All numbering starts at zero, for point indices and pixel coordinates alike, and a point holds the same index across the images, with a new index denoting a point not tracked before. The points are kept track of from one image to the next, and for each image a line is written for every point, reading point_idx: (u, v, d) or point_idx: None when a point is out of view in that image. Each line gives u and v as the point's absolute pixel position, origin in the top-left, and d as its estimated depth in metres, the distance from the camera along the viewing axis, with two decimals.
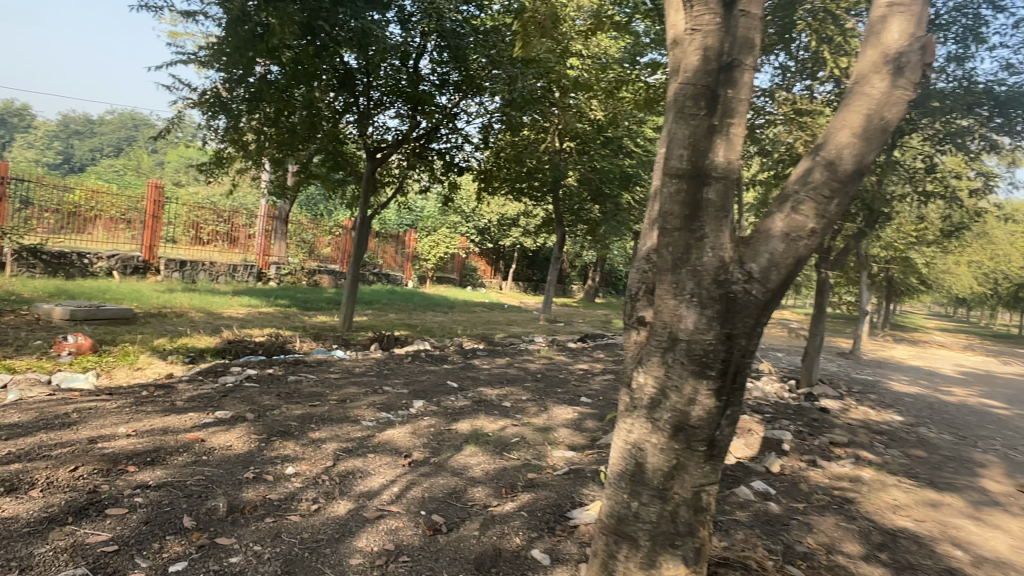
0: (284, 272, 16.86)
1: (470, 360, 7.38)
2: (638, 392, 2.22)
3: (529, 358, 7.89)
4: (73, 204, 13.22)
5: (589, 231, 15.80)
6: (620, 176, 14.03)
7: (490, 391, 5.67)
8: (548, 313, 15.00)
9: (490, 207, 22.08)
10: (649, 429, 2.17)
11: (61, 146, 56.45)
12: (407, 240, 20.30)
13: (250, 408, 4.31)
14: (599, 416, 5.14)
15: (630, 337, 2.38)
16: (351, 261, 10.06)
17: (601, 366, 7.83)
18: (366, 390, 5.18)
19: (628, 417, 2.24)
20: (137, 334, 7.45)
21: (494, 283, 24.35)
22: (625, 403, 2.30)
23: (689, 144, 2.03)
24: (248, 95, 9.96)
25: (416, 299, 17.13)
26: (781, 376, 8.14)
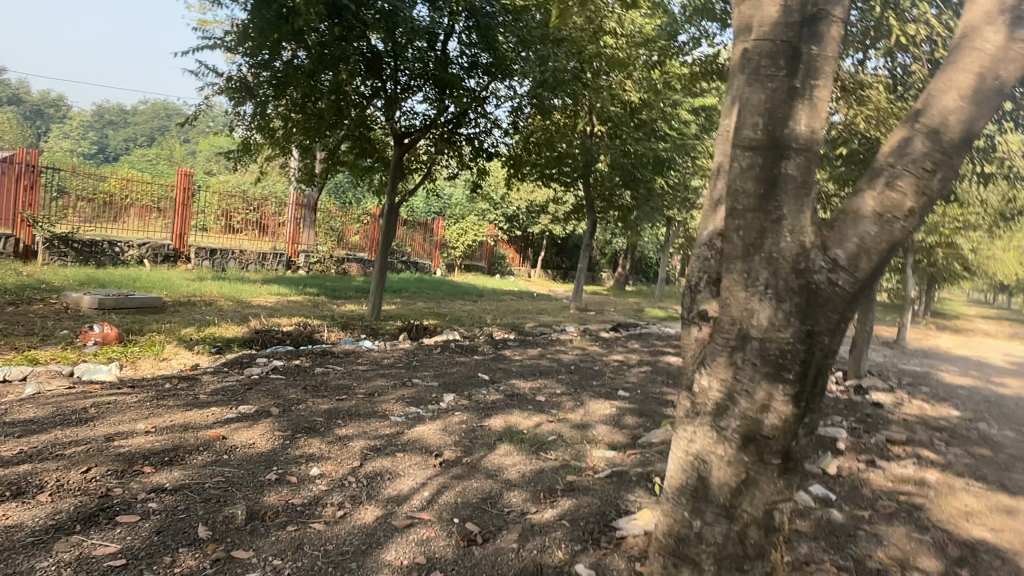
0: (313, 260, 16.80)
1: (501, 350, 7.14)
2: (702, 397, 1.95)
3: (561, 349, 7.62)
4: (107, 193, 13.41)
5: (621, 218, 15.45)
6: (654, 160, 13.65)
7: (523, 384, 5.43)
8: (579, 302, 14.69)
9: (519, 194, 21.79)
10: (715, 439, 1.90)
11: (96, 137, 57.39)
12: (436, 228, 20.13)
13: (274, 402, 4.12)
14: (639, 411, 4.86)
15: (690, 333, 2.11)
16: (379, 249, 9.86)
17: (637, 357, 7.54)
18: (395, 383, 4.98)
19: (690, 425, 1.98)
20: (164, 323, 7.36)
21: (523, 271, 24.10)
22: (685, 408, 2.04)
23: (765, 110, 1.76)
24: (274, 81, 9.80)
25: (445, 287, 16.95)
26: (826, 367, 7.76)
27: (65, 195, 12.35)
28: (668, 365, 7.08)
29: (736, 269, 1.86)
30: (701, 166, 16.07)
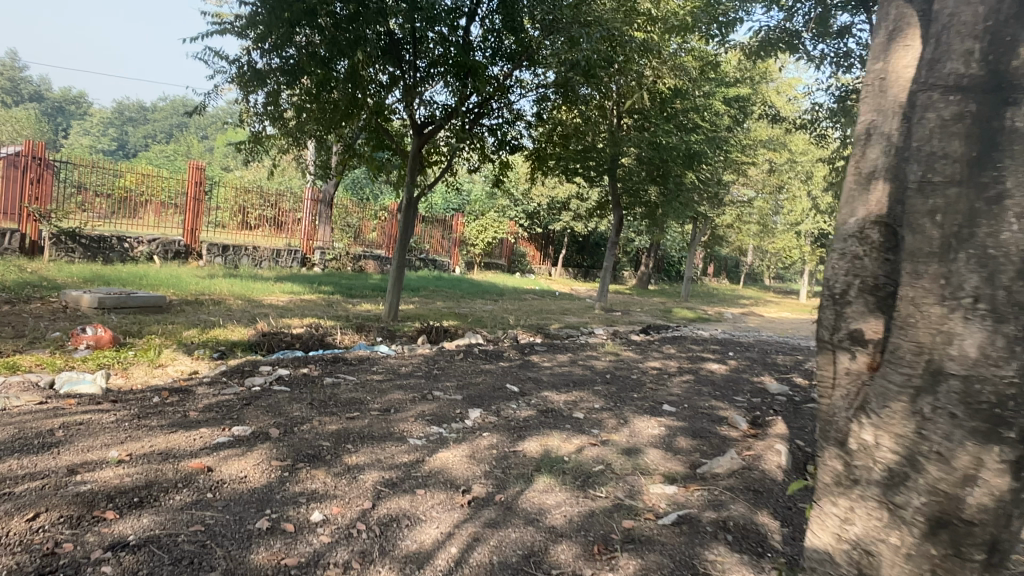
0: (329, 257, 16.32)
1: (528, 356, 6.55)
2: (867, 458, 1.45)
3: (593, 354, 7.01)
4: (124, 189, 12.97)
5: (649, 214, 14.79)
6: (686, 154, 12.99)
7: (556, 397, 4.82)
8: (604, 302, 14.06)
9: (540, 190, 21.17)
10: (888, 519, 1.40)
11: (116, 133, 57.58)
12: (455, 224, 19.60)
13: (275, 422, 3.55)
14: (692, 430, 4.25)
15: (843, 365, 1.66)
16: (397, 246, 9.31)
17: (676, 364, 6.91)
18: (413, 396, 4.40)
19: (848, 495, 1.50)
20: (167, 325, 6.88)
21: (543, 269, 23.49)
22: (837, 470, 1.55)
23: (986, 30, 1.35)
24: (287, 68, 9.26)
25: (464, 286, 16.39)
26: None
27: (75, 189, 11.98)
28: (710, 374, 6.45)
29: (930, 272, 1.36)
30: (731, 159, 15.38)
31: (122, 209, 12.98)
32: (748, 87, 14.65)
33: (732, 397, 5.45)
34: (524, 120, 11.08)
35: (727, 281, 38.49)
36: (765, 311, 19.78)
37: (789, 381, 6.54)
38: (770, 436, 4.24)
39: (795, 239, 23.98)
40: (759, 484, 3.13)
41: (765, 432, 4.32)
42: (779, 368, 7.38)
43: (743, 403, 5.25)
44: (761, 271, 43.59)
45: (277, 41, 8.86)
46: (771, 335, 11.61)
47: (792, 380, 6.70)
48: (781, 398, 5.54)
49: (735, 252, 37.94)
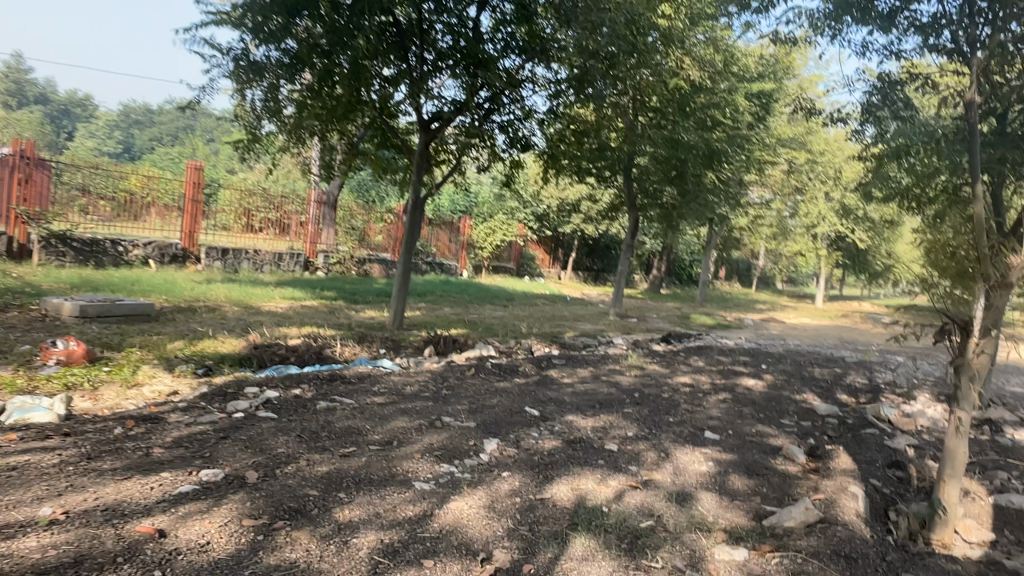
0: (332, 261, 15.74)
1: (546, 372, 5.94)
2: None
3: (615, 368, 6.42)
4: (128, 191, 12.52)
5: (665, 216, 14.19)
6: (706, 152, 12.39)
7: (582, 423, 4.22)
8: (619, 308, 13.45)
9: (550, 191, 20.57)
10: None
11: (122, 135, 57.25)
12: (463, 227, 19.06)
13: (256, 462, 2.96)
14: (745, 467, 3.64)
15: None
16: (402, 249, 8.72)
17: (708, 380, 6.30)
18: (420, 424, 3.81)
19: None
20: (152, 336, 6.31)
21: (553, 274, 22.89)
22: None
23: None
24: (286, 60, 8.71)
25: (473, 290, 15.81)
26: (937, 395, 6.41)
27: (73, 190, 11.56)
28: (747, 392, 5.84)
29: None
30: (752, 159, 14.78)
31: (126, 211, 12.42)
32: (771, 82, 14.03)
33: (779, 421, 4.84)
34: (536, 116, 10.54)
35: (739, 284, 37.80)
36: (783, 317, 19.12)
37: (835, 400, 5.91)
38: (837, 472, 3.64)
39: (811, 242, 23.32)
40: (851, 548, 2.52)
41: (829, 468, 3.72)
42: (818, 384, 6.75)
43: (793, 429, 4.63)
44: (773, 274, 42.86)
45: (275, 31, 8.30)
46: (797, 343, 10.96)
47: (836, 399, 6.08)
48: (832, 423, 4.93)
49: (747, 256, 37.29)
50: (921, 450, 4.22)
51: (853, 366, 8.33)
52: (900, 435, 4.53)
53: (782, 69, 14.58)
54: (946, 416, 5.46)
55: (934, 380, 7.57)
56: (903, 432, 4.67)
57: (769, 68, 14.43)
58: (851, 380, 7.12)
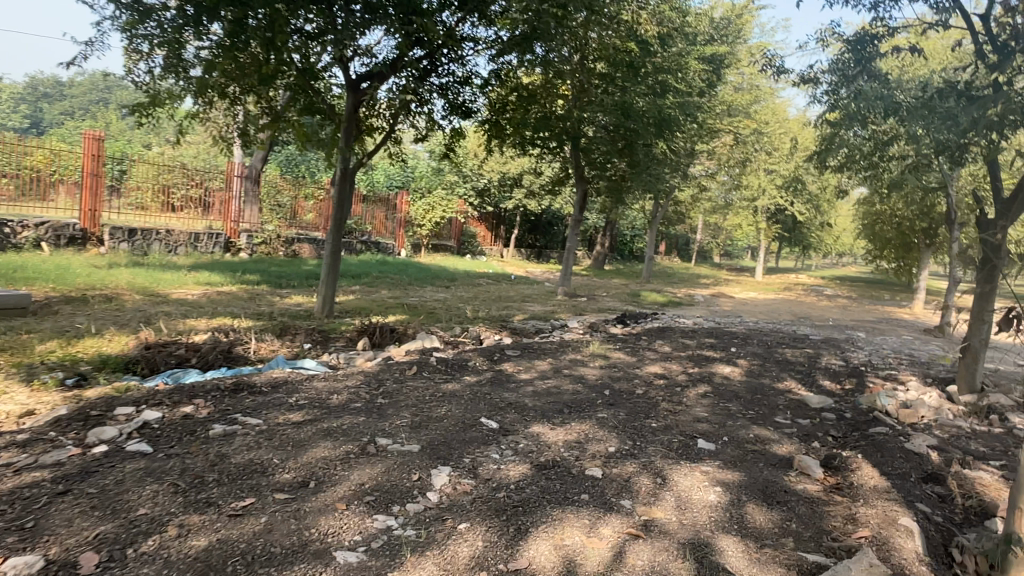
0: (257, 241, 14.43)
1: (499, 366, 5.12)
2: None
3: (576, 358, 5.66)
4: (32, 168, 11.32)
5: (614, 189, 13.52)
6: (657, 120, 11.73)
7: (552, 437, 3.42)
8: (567, 286, 12.77)
9: (491, 164, 19.66)
10: None
11: (28, 109, 53.05)
12: (399, 203, 17.96)
13: (98, 538, 2.05)
14: (759, 490, 2.92)
15: None
16: (330, 226, 7.69)
17: (680, 369, 5.61)
18: (348, 450, 2.94)
19: None
20: (20, 336, 5.17)
21: (495, 251, 22.07)
22: None
23: None
24: (189, 9, 7.50)
25: (412, 271, 14.82)
26: (922, 378, 5.90)
27: None
28: (727, 383, 5.16)
29: None
30: (702, 129, 14.25)
31: (29, 190, 11.34)
32: (723, 46, 13.51)
33: (774, 421, 4.16)
34: (476, 80, 9.68)
35: (678, 258, 37.79)
36: (728, 291, 18.89)
37: (821, 390, 5.31)
38: (868, 492, 2.96)
39: (752, 216, 23.25)
40: None
41: (857, 486, 3.04)
42: (794, 368, 6.17)
43: (792, 431, 3.97)
44: (711, 248, 43.15)
45: None
46: (754, 320, 10.50)
47: (820, 386, 5.49)
48: (831, 419, 4.30)
49: (687, 230, 37.32)
50: (946, 453, 3.60)
51: (820, 345, 7.84)
52: (914, 433, 3.92)
53: (733, 34, 14.10)
54: (942, 403, 4.93)
55: (907, 358, 7.13)
56: (913, 428, 4.07)
57: (719, 32, 13.91)
58: (827, 362, 6.58)
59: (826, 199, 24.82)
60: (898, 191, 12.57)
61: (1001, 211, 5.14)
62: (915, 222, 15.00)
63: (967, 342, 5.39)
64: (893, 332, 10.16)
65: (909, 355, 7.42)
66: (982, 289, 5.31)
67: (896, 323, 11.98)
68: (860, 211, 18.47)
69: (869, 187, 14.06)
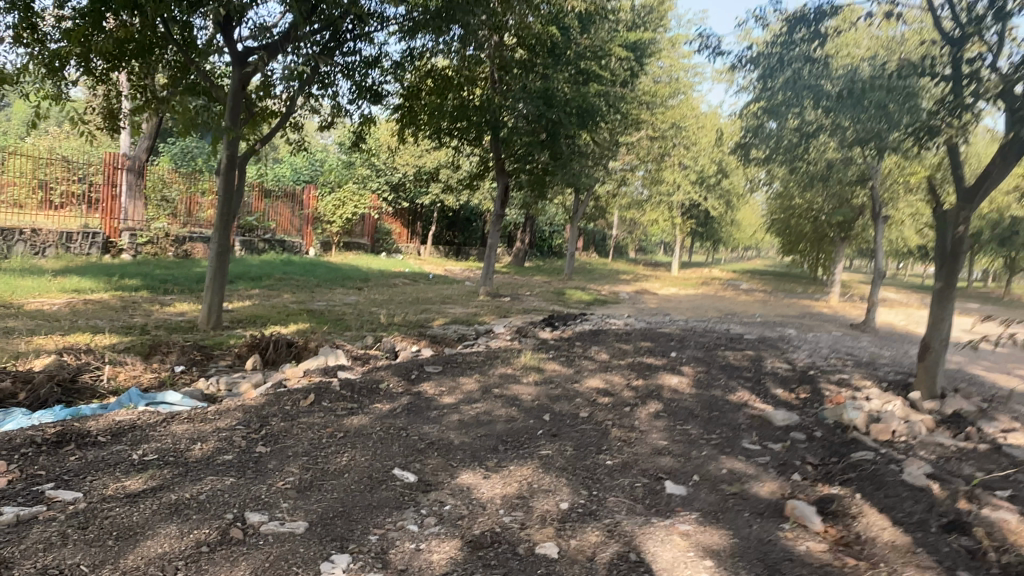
0: (141, 240, 12.87)
1: (416, 388, 4.28)
2: None
3: (507, 373, 4.90)
4: None
5: (537, 184, 12.88)
6: (580, 109, 11.14)
7: (486, 492, 2.65)
8: (489, 286, 12.01)
9: (404, 157, 18.67)
10: None
11: None
12: (306, 198, 17.06)
13: None
14: (758, 560, 2.25)
15: None
16: (216, 223, 6.63)
17: (623, 381, 4.94)
18: (202, 539, 2.09)
19: None
20: None
21: (411, 248, 21.08)
22: None
23: None
24: None
25: (320, 271, 13.71)
26: (878, 383, 5.47)
27: None
28: (678, 397, 4.53)
29: None
30: (625, 121, 13.82)
31: None
32: (645, 34, 13.10)
33: (744, 446, 3.53)
34: (386, 61, 8.80)
35: (596, 255, 37.77)
36: (650, 286, 18.67)
37: (780, 401, 4.76)
38: (890, 553, 2.35)
39: (669, 211, 23.25)
40: None
41: (871, 543, 2.42)
42: (743, 373, 5.63)
43: (769, 460, 3.35)
44: (627, 243, 43.45)
45: None
46: (684, 318, 10.08)
47: (776, 395, 4.96)
48: (803, 441, 3.72)
49: (604, 226, 37.35)
50: (949, 485, 3.07)
51: (759, 345, 7.39)
52: (905, 459, 3.38)
53: (654, 21, 13.75)
54: (908, 413, 4.49)
55: (851, 358, 6.77)
56: (897, 451, 3.54)
57: (641, 19, 13.53)
58: (772, 365, 6.10)
59: (739, 193, 25.17)
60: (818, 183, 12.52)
61: (962, 201, 4.82)
62: (830, 216, 15.15)
63: (927, 342, 5.00)
64: (821, 328, 9.96)
65: (850, 354, 7.09)
66: (942, 286, 4.94)
67: (820, 317, 11.88)
68: (775, 205, 18.64)
69: (788, 180, 14.04)
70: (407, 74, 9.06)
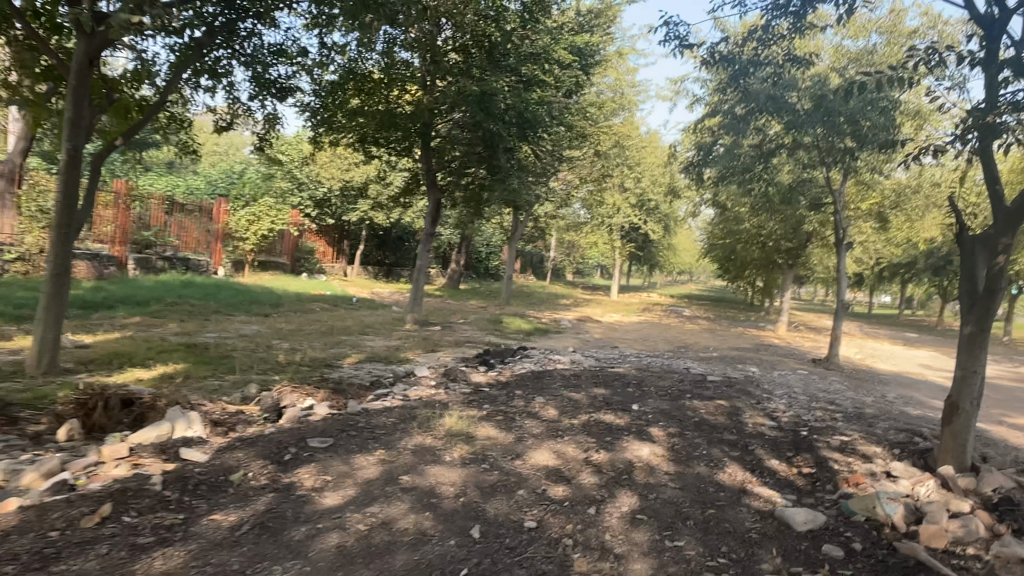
0: (8, 257, 10.88)
1: (286, 481, 2.95)
2: None
3: (423, 444, 3.61)
4: None
5: (472, 200, 11.66)
6: (521, 117, 9.98)
7: None
8: (417, 313, 10.67)
9: (329, 169, 17.19)
10: None
11: None
12: (216, 211, 15.25)
13: None
14: None
15: None
16: (54, 239, 5.16)
17: (578, 454, 3.72)
18: None
19: None
20: None
21: (335, 268, 19.53)
22: None
23: None
24: None
25: (224, 294, 12.08)
26: (891, 449, 4.40)
27: None
28: (656, 483, 3.34)
29: None
30: (568, 135, 12.82)
31: None
32: (592, 38, 12.13)
33: None
34: (295, 48, 7.43)
35: (533, 277, 36.84)
36: (592, 313, 17.71)
37: (784, 483, 3.63)
38: None
39: (608, 233, 22.50)
40: None
41: None
42: (724, 436, 4.50)
43: None
44: (564, 266, 42.74)
45: None
46: (635, 352, 8.98)
47: (775, 470, 3.85)
48: (845, 564, 2.58)
49: (541, 247, 36.54)
50: None
51: (727, 391, 6.32)
52: None
53: (601, 26, 12.84)
54: (950, 497, 3.43)
55: (840, 410, 5.73)
56: None
57: (587, 23, 12.59)
58: (753, 422, 5.01)
59: (679, 217, 24.65)
60: (771, 207, 11.77)
61: (1001, 224, 3.83)
62: (778, 240, 14.49)
63: (954, 401, 3.97)
64: (784, 365, 9.05)
65: (833, 402, 6.08)
66: (972, 330, 3.94)
67: (776, 352, 11.01)
68: (717, 229, 18.03)
69: (737, 200, 13.30)
70: (321, 65, 7.71)
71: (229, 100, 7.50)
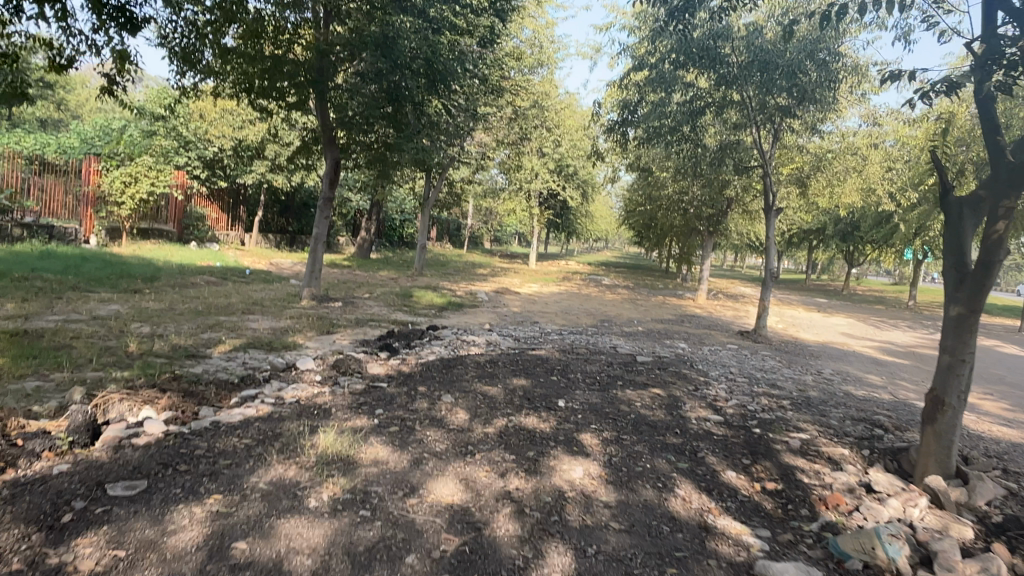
0: None
1: (50, 565, 1.95)
2: None
3: (281, 480, 2.64)
4: None
5: (378, 160, 10.50)
6: (430, 67, 8.86)
7: None
8: (315, 288, 9.50)
9: (220, 126, 15.49)
10: None
11: None
12: (88, 172, 13.39)
13: None
14: None
15: None
16: None
17: (492, 482, 2.85)
18: None
19: None
20: None
21: (231, 236, 17.89)
22: None
23: None
24: None
25: (90, 266, 10.49)
26: (859, 450, 3.75)
27: None
28: (596, 525, 2.51)
29: None
30: (483, 91, 11.78)
31: None
32: None
33: None
34: None
35: (450, 245, 35.80)
36: (510, 283, 16.89)
37: (750, 507, 2.90)
38: None
39: (526, 199, 21.67)
40: None
41: None
42: (668, 440, 3.72)
43: None
44: (481, 234, 41.84)
45: None
46: (556, 329, 8.20)
47: (735, 489, 3.10)
48: None
49: (457, 215, 35.47)
50: None
51: (661, 375, 5.59)
52: None
53: None
54: (948, 522, 2.78)
55: (787, 397, 5.10)
56: None
57: None
58: (698, 418, 4.28)
59: (597, 182, 24.09)
60: (694, 171, 11.18)
61: (1002, 181, 3.17)
62: (700, 207, 14.04)
63: (939, 396, 3.33)
64: (712, 340, 8.50)
65: (776, 387, 5.46)
66: (960, 311, 3.29)
67: (700, 324, 10.51)
68: (636, 195, 17.53)
69: (659, 164, 12.69)
70: None
71: (66, 32, 6.08)
